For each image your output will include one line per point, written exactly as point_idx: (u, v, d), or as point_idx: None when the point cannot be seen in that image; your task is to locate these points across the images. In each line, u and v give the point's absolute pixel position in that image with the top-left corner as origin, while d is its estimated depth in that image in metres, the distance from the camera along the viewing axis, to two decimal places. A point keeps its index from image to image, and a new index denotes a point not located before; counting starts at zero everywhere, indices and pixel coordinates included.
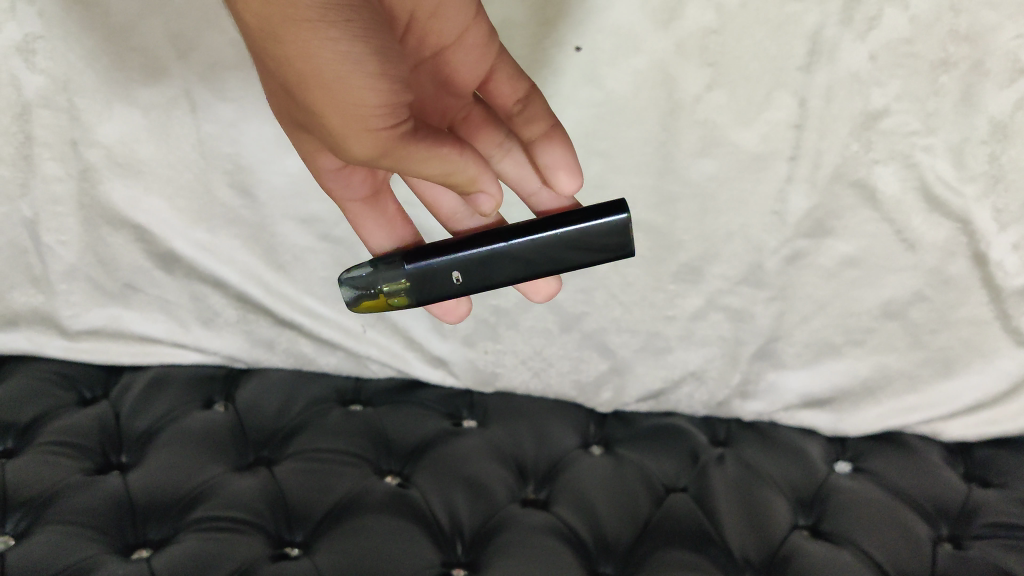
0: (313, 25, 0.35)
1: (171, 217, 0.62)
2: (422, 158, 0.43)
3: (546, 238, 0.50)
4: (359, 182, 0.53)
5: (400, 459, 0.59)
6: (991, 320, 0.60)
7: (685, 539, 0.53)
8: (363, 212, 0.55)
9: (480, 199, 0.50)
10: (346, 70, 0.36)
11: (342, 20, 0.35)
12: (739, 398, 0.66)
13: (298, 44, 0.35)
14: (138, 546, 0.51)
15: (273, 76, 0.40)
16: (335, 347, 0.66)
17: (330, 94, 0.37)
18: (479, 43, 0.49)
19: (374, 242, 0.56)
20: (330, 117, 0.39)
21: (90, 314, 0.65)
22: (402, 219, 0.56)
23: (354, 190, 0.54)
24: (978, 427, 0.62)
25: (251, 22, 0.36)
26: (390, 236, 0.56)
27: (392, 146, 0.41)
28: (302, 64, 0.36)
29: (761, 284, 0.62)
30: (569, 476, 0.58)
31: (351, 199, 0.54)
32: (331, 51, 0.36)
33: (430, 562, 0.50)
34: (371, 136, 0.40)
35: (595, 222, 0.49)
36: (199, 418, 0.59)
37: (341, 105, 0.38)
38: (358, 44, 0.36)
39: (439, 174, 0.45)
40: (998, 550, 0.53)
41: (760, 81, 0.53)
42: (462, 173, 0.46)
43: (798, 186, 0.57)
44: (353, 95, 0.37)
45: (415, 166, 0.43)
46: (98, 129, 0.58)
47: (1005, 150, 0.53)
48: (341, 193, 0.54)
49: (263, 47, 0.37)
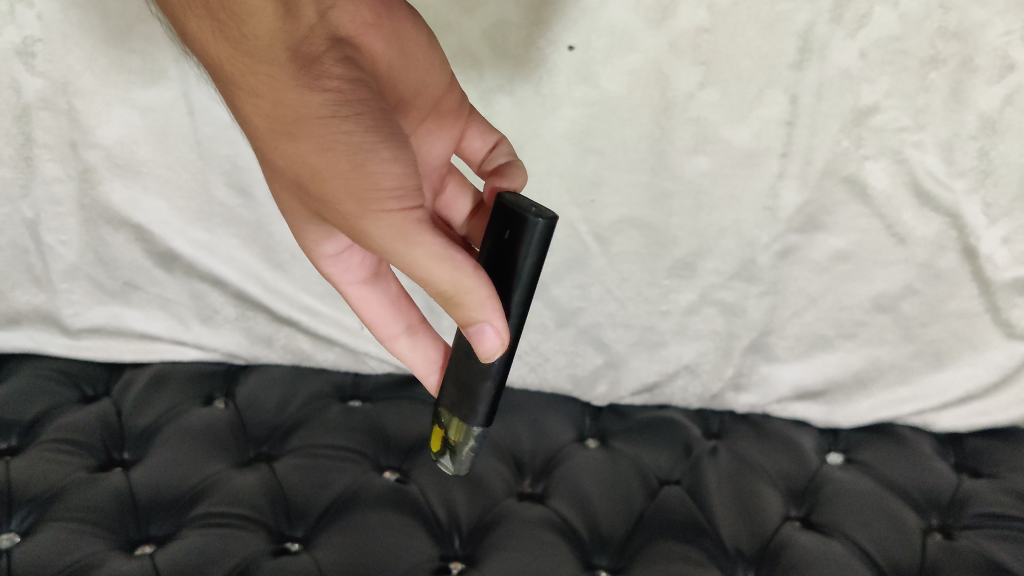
0: (329, 123, 0.39)
1: (171, 217, 0.63)
2: (434, 260, 0.41)
3: (519, 286, 0.43)
4: (357, 265, 0.55)
5: (399, 454, 0.59)
6: (981, 312, 0.61)
7: (678, 531, 0.54)
8: (363, 294, 0.55)
9: (486, 336, 0.42)
10: (360, 155, 0.39)
11: (353, 115, 0.39)
12: (733, 390, 0.67)
13: (315, 143, 0.39)
14: (141, 542, 0.51)
15: (305, 195, 0.43)
16: (333, 343, 0.67)
17: (342, 178, 0.39)
18: (451, 109, 0.53)
19: (381, 326, 0.56)
20: (347, 205, 0.40)
21: (92, 312, 0.66)
22: (405, 301, 0.56)
23: (353, 272, 0.55)
24: (969, 417, 0.64)
25: (275, 133, 0.41)
26: (394, 316, 0.56)
27: (409, 231, 0.40)
28: (320, 157, 0.39)
29: (753, 278, 0.62)
30: (565, 470, 0.59)
31: (350, 283, 0.55)
32: (343, 141, 0.39)
33: (426, 556, 0.51)
34: (389, 219, 0.40)
35: (532, 251, 0.41)
36: (200, 415, 0.60)
37: (353, 189, 0.39)
38: (371, 133, 0.39)
39: (451, 286, 0.41)
40: (987, 540, 0.54)
41: (752, 79, 0.54)
42: (473, 292, 0.41)
43: (789, 181, 0.58)
44: (370, 179, 0.39)
45: (430, 267, 0.41)
46: (98, 131, 0.59)
47: (994, 145, 0.54)
48: (340, 278, 0.54)
49: (288, 158, 0.41)
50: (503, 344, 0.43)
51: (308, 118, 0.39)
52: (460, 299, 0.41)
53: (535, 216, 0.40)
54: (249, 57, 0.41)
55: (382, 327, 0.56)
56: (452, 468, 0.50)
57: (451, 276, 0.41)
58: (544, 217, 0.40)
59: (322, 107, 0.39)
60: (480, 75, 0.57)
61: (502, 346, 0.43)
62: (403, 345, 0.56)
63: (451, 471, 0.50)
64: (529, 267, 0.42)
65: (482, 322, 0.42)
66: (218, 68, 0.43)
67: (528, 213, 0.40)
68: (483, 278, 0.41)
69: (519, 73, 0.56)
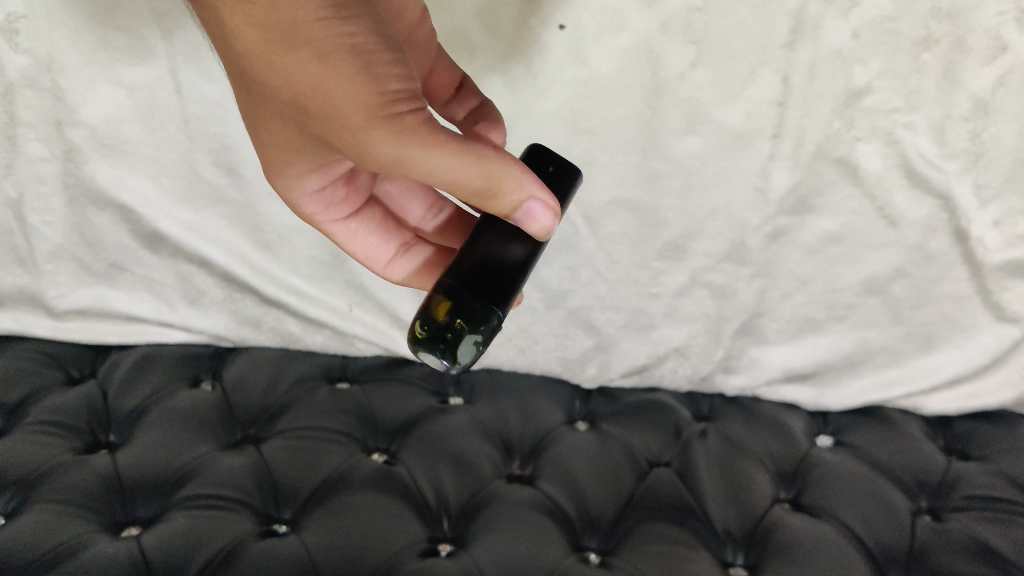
0: (329, 28, 0.37)
1: (157, 198, 0.63)
2: (461, 158, 0.40)
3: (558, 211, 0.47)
4: (339, 200, 0.53)
5: (387, 436, 0.59)
6: (972, 295, 0.61)
7: (667, 512, 0.54)
8: (349, 228, 0.55)
9: (536, 212, 0.42)
10: (366, 56, 0.37)
11: (351, 15, 0.37)
12: (723, 373, 0.67)
13: (313, 53, 0.37)
14: (128, 524, 0.51)
15: (297, 113, 0.40)
16: (321, 326, 0.67)
17: (350, 85, 0.37)
18: (424, 39, 0.52)
19: (375, 253, 0.56)
20: (355, 116, 0.38)
21: (78, 294, 0.65)
22: (392, 221, 0.56)
23: (336, 211, 0.53)
24: (959, 400, 0.64)
25: (264, 45, 0.37)
26: (385, 238, 0.56)
27: (426, 131, 0.39)
28: (321, 66, 0.37)
29: (744, 261, 0.62)
30: (553, 452, 0.59)
31: (334, 220, 0.53)
32: (347, 43, 0.37)
33: (416, 538, 0.51)
34: (403, 123, 0.38)
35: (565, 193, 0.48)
36: (187, 397, 0.60)
37: (362, 96, 0.37)
38: (372, 34, 0.37)
39: (481, 178, 0.41)
40: (976, 521, 0.54)
41: (743, 59, 0.54)
42: (507, 177, 0.41)
43: (781, 163, 0.57)
44: (380, 82, 0.38)
45: (456, 166, 0.40)
46: (82, 109, 0.58)
47: (986, 127, 0.54)
48: (326, 217, 0.53)
49: (278, 74, 0.38)
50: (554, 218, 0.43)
51: (303, 24, 0.36)
52: (496, 188, 0.41)
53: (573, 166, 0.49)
54: None
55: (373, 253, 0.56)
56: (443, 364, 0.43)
57: (478, 168, 0.40)
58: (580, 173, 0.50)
59: (319, 9, 0.36)
60: (471, 55, 0.56)
61: (552, 223, 0.43)
62: (400, 264, 0.56)
63: (454, 365, 0.42)
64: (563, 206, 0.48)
65: (528, 202, 0.42)
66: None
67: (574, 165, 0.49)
68: (511, 161, 0.42)
69: (510, 52, 0.56)
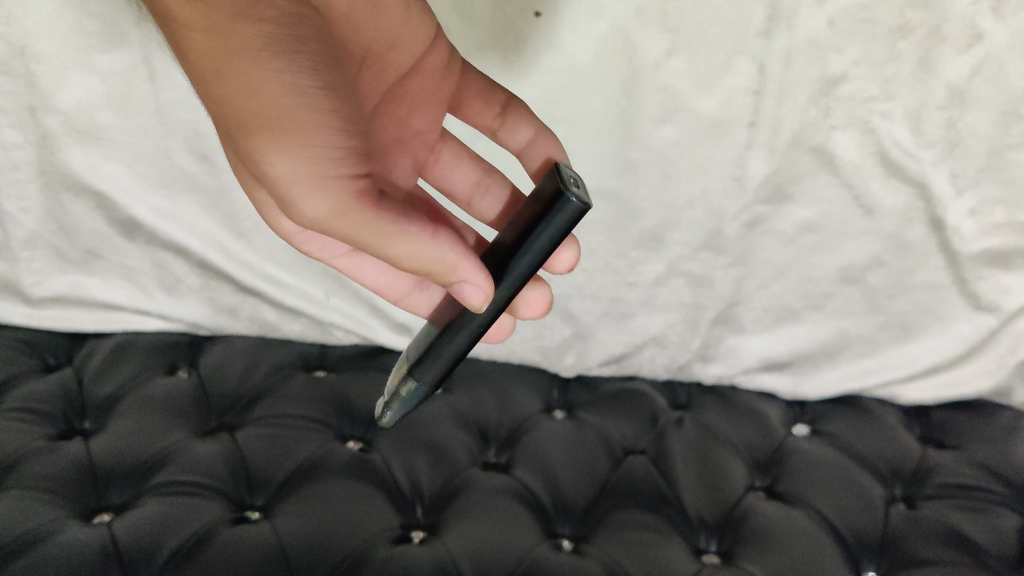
0: (260, 57, 0.35)
1: (133, 184, 0.63)
2: (384, 238, 0.39)
3: (534, 246, 0.42)
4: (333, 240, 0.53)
5: (362, 424, 0.59)
6: (948, 285, 0.61)
7: (641, 499, 0.54)
8: (354, 262, 0.54)
9: (467, 293, 0.42)
10: (298, 106, 0.35)
11: (286, 50, 0.35)
12: (700, 361, 0.67)
13: (246, 79, 0.35)
14: (99, 510, 0.51)
15: (235, 150, 0.39)
16: (298, 315, 0.67)
17: (276, 138, 0.35)
18: (436, 67, 0.52)
19: (386, 286, 0.56)
20: (281, 170, 0.36)
21: (53, 281, 0.65)
22: None
23: (332, 248, 0.53)
24: (936, 390, 0.64)
25: (195, 61, 0.36)
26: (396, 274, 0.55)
27: (353, 207, 0.38)
28: (251, 106, 0.35)
29: (720, 249, 0.62)
30: (529, 439, 0.59)
31: (333, 255, 0.53)
32: (278, 82, 0.35)
33: (388, 524, 0.51)
34: (331, 188, 0.37)
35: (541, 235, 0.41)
36: (162, 384, 0.59)
37: (289, 152, 0.36)
38: (308, 77, 0.36)
39: (410, 258, 0.40)
40: (949, 509, 0.54)
41: (719, 47, 0.54)
42: (444, 258, 0.41)
43: (756, 151, 0.57)
44: (310, 139, 0.35)
45: (380, 244, 0.39)
46: (56, 96, 0.58)
47: (962, 116, 0.54)
48: (322, 253, 0.53)
49: (208, 94, 0.37)
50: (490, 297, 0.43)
51: (235, 50, 0.35)
52: (429, 266, 0.41)
53: (561, 209, 0.40)
54: None
55: (392, 289, 0.56)
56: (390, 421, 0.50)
57: (406, 251, 0.39)
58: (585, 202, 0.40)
59: (253, 40, 0.35)
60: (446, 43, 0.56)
61: (486, 300, 0.43)
62: None
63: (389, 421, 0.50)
64: (551, 237, 0.41)
65: (460, 282, 0.42)
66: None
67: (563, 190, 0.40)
68: (450, 244, 0.41)
69: (487, 40, 0.56)
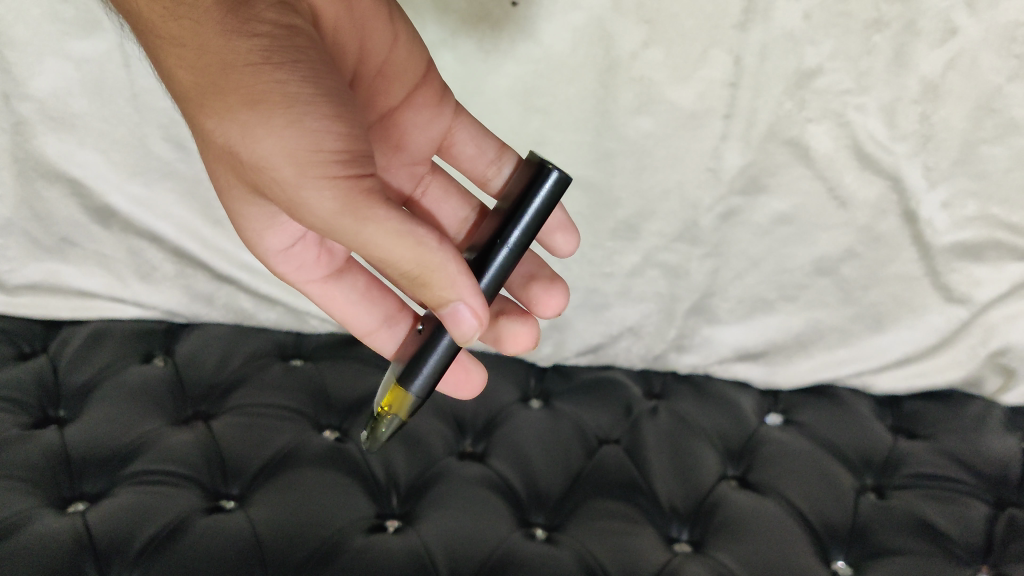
0: (263, 69, 0.38)
1: (107, 172, 0.63)
2: (394, 236, 0.39)
3: (525, 223, 0.44)
4: (311, 262, 0.54)
5: (338, 413, 0.59)
6: (921, 276, 0.62)
7: (614, 488, 0.54)
8: (328, 291, 0.56)
9: (461, 317, 0.41)
10: (297, 109, 0.38)
11: (287, 63, 0.38)
12: (675, 351, 0.67)
13: (251, 91, 0.38)
14: (74, 500, 0.51)
15: (242, 170, 0.41)
16: (274, 302, 0.67)
17: (275, 138, 0.38)
18: (429, 103, 0.55)
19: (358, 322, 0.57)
20: (281, 169, 0.38)
21: (28, 269, 0.65)
22: (378, 288, 0.57)
23: (310, 271, 0.55)
24: (908, 379, 0.64)
25: (197, 86, 0.40)
26: (369, 308, 0.56)
27: (359, 205, 0.38)
28: (253, 113, 0.38)
29: (695, 240, 0.63)
30: (505, 429, 0.59)
31: (310, 280, 0.55)
32: (279, 88, 0.38)
33: (363, 513, 0.51)
34: (331, 187, 0.38)
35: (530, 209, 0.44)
36: (138, 372, 0.60)
37: (291, 149, 0.37)
38: (307, 83, 0.38)
39: (413, 262, 0.40)
40: (919, 499, 0.55)
41: (695, 40, 0.54)
42: (441, 269, 0.40)
43: (732, 143, 0.58)
44: (308, 136, 0.37)
45: (388, 245, 0.39)
46: (30, 83, 0.58)
47: (936, 109, 0.54)
48: (298, 275, 0.54)
49: (214, 118, 0.40)
50: (480, 327, 0.42)
51: (236, 66, 0.39)
52: (427, 274, 0.40)
53: (548, 180, 0.44)
54: (186, 14, 0.41)
55: (359, 324, 0.57)
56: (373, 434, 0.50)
57: (412, 254, 0.39)
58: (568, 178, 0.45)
59: (250, 55, 0.39)
60: (421, 28, 0.56)
61: (478, 330, 0.42)
62: (382, 337, 0.57)
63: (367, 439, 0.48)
64: (537, 210, 0.44)
65: (455, 301, 0.41)
66: (146, 28, 0.43)
67: (546, 165, 0.44)
68: (451, 254, 0.41)
69: (461, 28, 0.56)
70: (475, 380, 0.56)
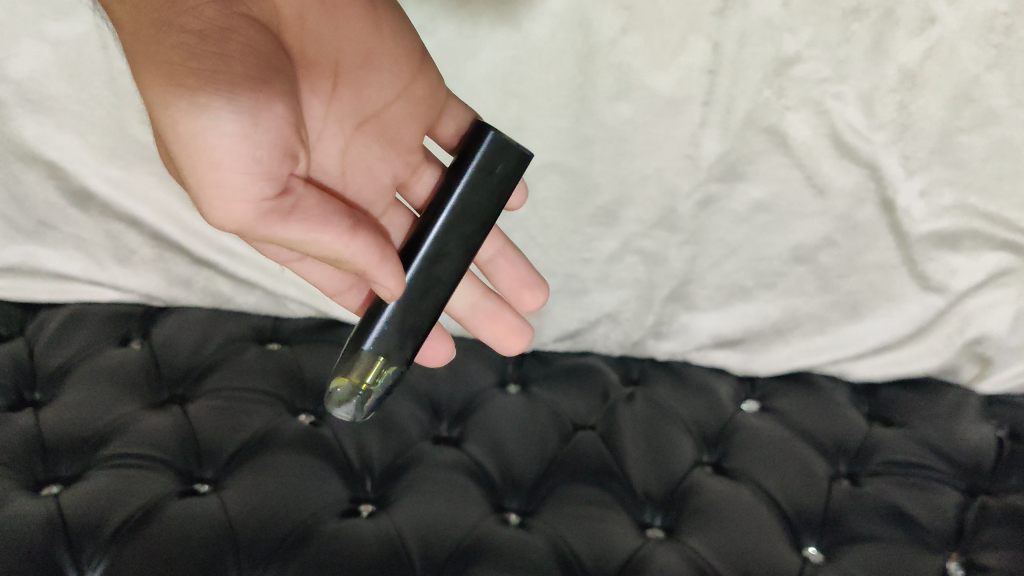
0: (177, 71, 0.36)
1: (84, 154, 0.62)
2: (301, 243, 0.41)
3: (466, 181, 0.50)
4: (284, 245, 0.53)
5: (314, 397, 0.59)
6: (898, 265, 0.62)
7: (589, 474, 0.54)
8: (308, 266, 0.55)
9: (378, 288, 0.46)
10: (203, 123, 0.36)
11: (204, 66, 0.36)
12: (653, 338, 0.68)
13: (162, 93, 0.37)
14: (48, 483, 0.51)
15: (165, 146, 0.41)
16: (253, 286, 0.67)
17: (183, 146, 0.37)
18: (424, 95, 0.54)
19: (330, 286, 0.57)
20: (189, 175, 0.38)
21: (5, 252, 0.64)
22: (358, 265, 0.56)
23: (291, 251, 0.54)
24: (884, 367, 0.65)
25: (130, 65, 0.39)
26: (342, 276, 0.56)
27: (262, 223, 0.40)
28: (165, 115, 0.37)
29: (674, 227, 0.63)
30: (482, 415, 0.59)
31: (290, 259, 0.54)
32: (187, 97, 0.36)
33: (336, 498, 0.51)
34: (236, 205, 0.39)
35: (469, 169, 0.50)
36: (115, 355, 0.60)
37: (195, 161, 0.37)
38: (219, 94, 0.36)
39: (325, 256, 0.43)
40: (891, 485, 0.55)
41: (673, 27, 0.54)
42: (355, 259, 0.43)
43: (710, 131, 0.58)
44: (213, 153, 0.37)
45: (298, 247, 0.42)
46: (6, 64, 0.58)
47: (913, 99, 0.55)
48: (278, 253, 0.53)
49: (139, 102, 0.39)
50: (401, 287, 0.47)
51: (158, 61, 0.37)
52: (340, 261, 0.43)
53: (484, 141, 0.50)
54: None
55: (332, 287, 0.57)
56: (351, 418, 0.49)
57: (323, 251, 0.42)
58: (527, 152, 0.50)
59: (171, 52, 0.37)
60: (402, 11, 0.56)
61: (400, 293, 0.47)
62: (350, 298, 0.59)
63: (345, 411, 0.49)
64: (474, 169, 0.50)
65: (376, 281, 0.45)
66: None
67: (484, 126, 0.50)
68: (364, 250, 0.43)
69: (439, 13, 0.55)
70: (442, 354, 0.59)
